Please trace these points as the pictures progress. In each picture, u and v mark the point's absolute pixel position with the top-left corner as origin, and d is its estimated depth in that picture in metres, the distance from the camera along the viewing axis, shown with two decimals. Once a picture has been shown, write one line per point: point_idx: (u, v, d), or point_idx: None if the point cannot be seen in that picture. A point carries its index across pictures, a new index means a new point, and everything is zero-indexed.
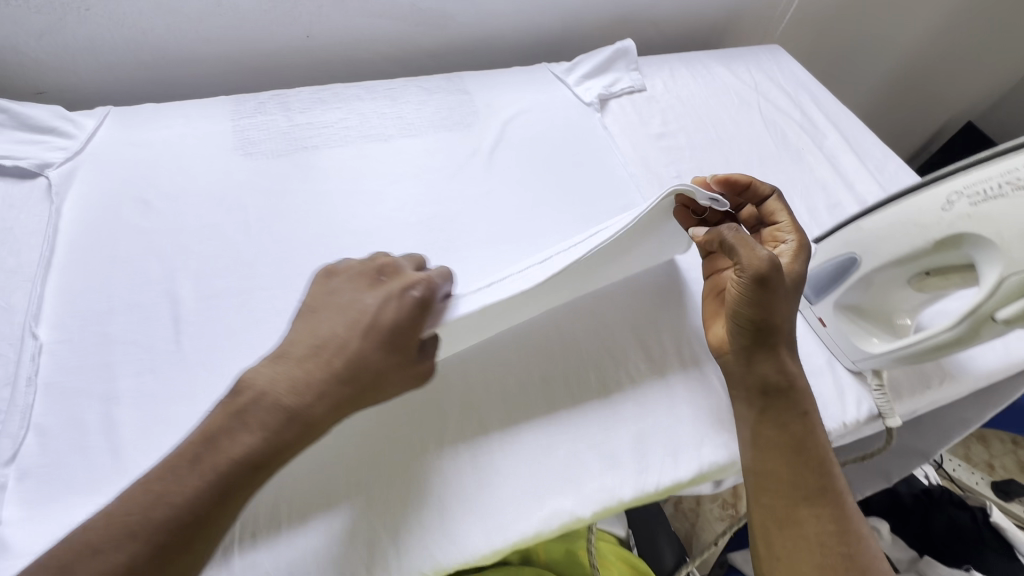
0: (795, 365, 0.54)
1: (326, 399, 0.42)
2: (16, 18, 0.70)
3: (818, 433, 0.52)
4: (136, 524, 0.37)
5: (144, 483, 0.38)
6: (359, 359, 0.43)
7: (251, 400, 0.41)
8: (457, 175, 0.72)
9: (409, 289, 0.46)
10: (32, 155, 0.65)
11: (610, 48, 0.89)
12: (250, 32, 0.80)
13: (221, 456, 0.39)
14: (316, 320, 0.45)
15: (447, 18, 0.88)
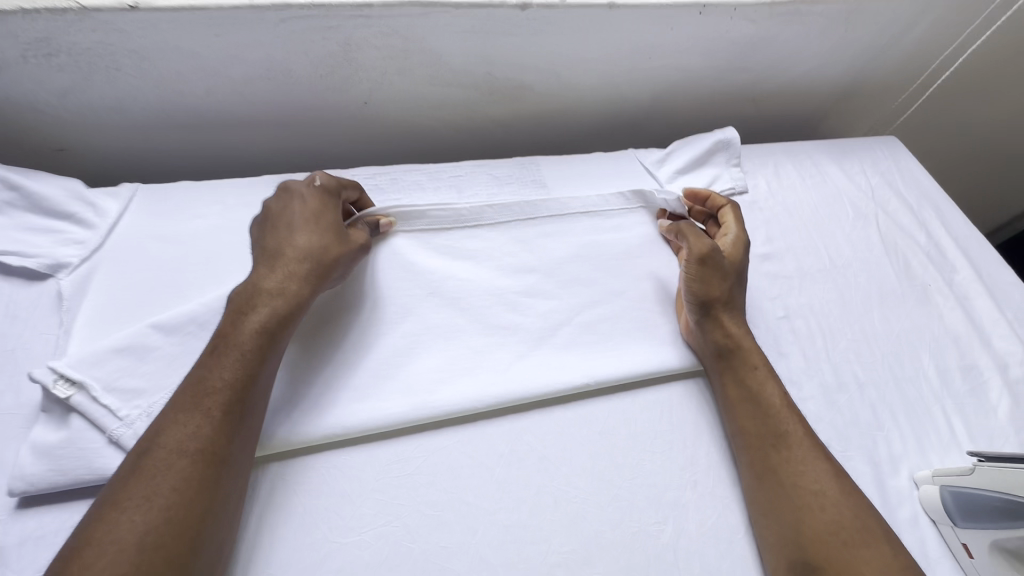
0: (746, 329, 0.60)
1: (300, 275, 0.51)
2: (35, 77, 0.60)
3: (769, 382, 0.56)
4: (188, 404, 0.43)
5: (192, 380, 0.44)
6: (309, 243, 0.53)
7: (245, 294, 0.49)
8: (531, 301, 0.61)
9: (314, 183, 0.56)
10: (41, 251, 0.55)
11: (709, 139, 0.77)
12: (301, 98, 0.69)
13: (242, 333, 0.47)
14: (270, 241, 0.53)
15: (525, 89, 0.76)
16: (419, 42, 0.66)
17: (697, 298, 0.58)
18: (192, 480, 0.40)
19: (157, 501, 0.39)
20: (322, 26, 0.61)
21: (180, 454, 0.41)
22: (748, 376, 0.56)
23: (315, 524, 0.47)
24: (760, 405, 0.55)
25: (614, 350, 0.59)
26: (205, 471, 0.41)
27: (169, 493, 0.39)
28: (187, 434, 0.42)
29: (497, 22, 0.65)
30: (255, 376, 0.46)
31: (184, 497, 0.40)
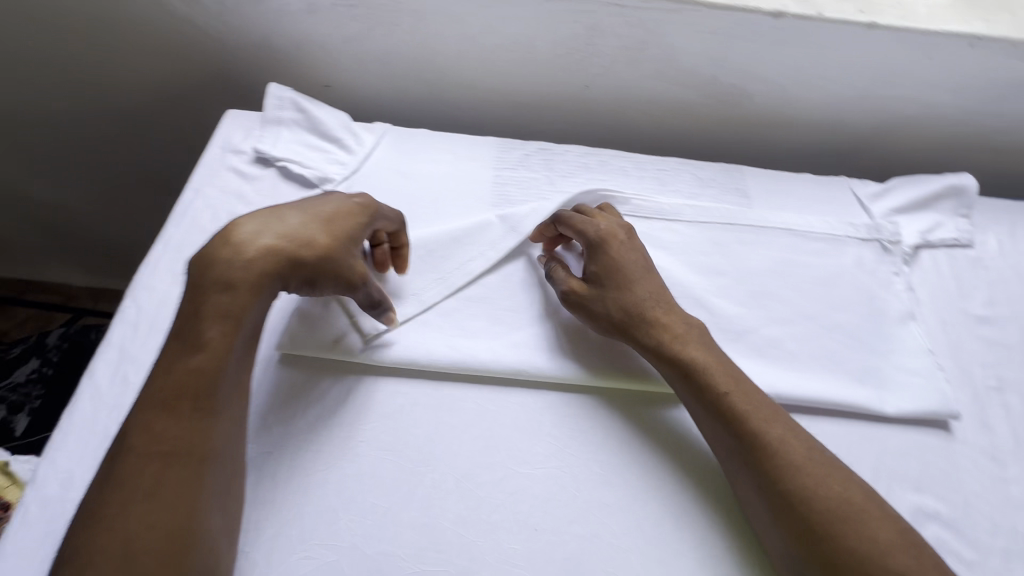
0: (685, 326, 0.56)
1: (266, 254, 0.49)
2: (333, 22, 0.71)
3: (717, 380, 0.52)
4: (156, 403, 0.45)
5: (158, 382, 0.46)
6: (294, 229, 0.51)
7: (220, 274, 0.48)
8: (719, 304, 0.62)
9: (348, 198, 0.57)
10: (315, 166, 0.67)
11: (939, 182, 0.71)
12: (533, 73, 0.74)
13: (204, 320, 0.47)
14: (267, 213, 0.53)
15: (744, 97, 0.75)
16: (658, 37, 0.68)
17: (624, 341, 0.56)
18: (195, 406, 0.45)
19: (167, 422, 0.44)
20: (577, 9, 0.66)
21: (178, 385, 0.45)
22: (690, 372, 0.53)
23: (497, 448, 0.52)
24: (716, 405, 0.51)
25: (799, 372, 0.58)
26: (199, 399, 0.45)
27: (176, 416, 0.44)
28: (162, 434, 0.44)
29: (744, 27, 0.66)
30: (220, 369, 0.46)
31: (188, 420, 0.45)
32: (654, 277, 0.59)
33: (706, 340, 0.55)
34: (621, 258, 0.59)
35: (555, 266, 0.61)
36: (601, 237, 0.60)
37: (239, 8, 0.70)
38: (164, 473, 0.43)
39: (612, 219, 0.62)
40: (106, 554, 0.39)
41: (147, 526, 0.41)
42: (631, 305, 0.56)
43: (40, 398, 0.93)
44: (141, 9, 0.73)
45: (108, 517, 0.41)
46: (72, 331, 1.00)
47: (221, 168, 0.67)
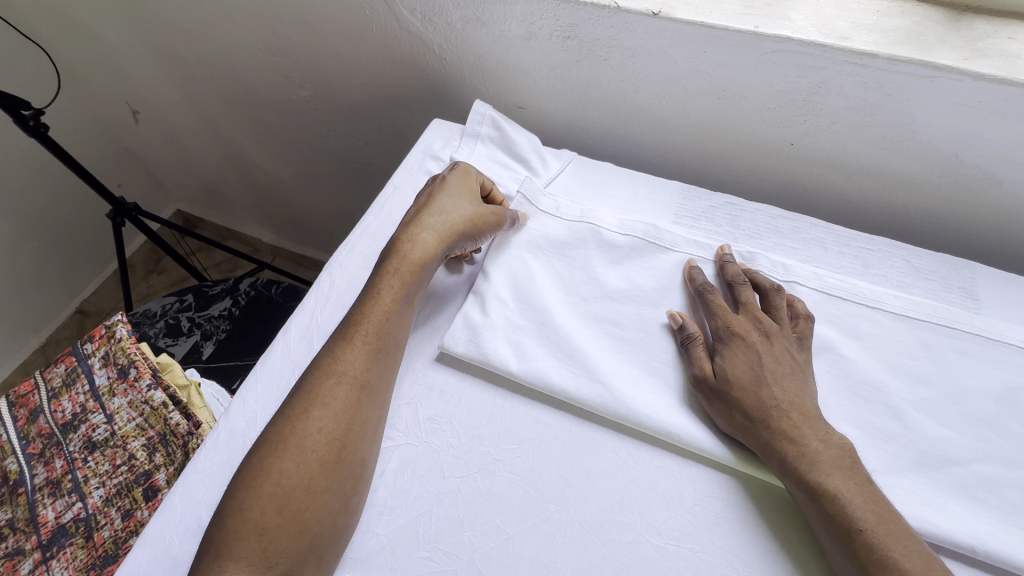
0: (818, 442, 0.48)
1: (427, 231, 0.60)
2: (546, 52, 0.74)
3: (852, 508, 0.45)
4: (339, 336, 0.54)
5: (344, 322, 0.55)
6: (445, 206, 0.61)
7: (394, 247, 0.59)
8: (920, 420, 0.52)
9: (447, 171, 0.65)
10: (502, 182, 0.70)
11: None
12: (735, 123, 0.71)
13: (385, 275, 0.57)
14: (418, 202, 0.63)
15: (992, 185, 0.63)
16: (898, 103, 0.60)
17: (747, 410, 0.50)
18: (368, 341, 0.53)
19: (344, 351, 0.52)
20: (807, 64, 0.61)
21: (355, 324, 0.54)
22: (822, 496, 0.46)
23: (630, 508, 0.49)
24: (846, 535, 0.44)
25: (1021, 530, 0.47)
26: (370, 338, 0.53)
27: (353, 348, 0.53)
28: (339, 362, 0.52)
29: (1017, 104, 0.56)
30: (389, 314, 0.55)
31: (359, 352, 0.52)
32: (796, 386, 0.52)
33: (854, 466, 0.47)
34: (781, 363, 0.53)
35: (692, 337, 0.56)
36: (731, 333, 0.54)
37: (465, 30, 0.76)
38: (336, 392, 0.50)
39: (751, 316, 0.56)
40: (286, 448, 0.48)
41: (319, 433, 0.48)
42: (760, 396, 0.50)
43: (226, 332, 1.09)
44: (384, 22, 0.82)
45: (292, 417, 0.49)
46: (259, 281, 1.16)
47: (420, 171, 0.73)
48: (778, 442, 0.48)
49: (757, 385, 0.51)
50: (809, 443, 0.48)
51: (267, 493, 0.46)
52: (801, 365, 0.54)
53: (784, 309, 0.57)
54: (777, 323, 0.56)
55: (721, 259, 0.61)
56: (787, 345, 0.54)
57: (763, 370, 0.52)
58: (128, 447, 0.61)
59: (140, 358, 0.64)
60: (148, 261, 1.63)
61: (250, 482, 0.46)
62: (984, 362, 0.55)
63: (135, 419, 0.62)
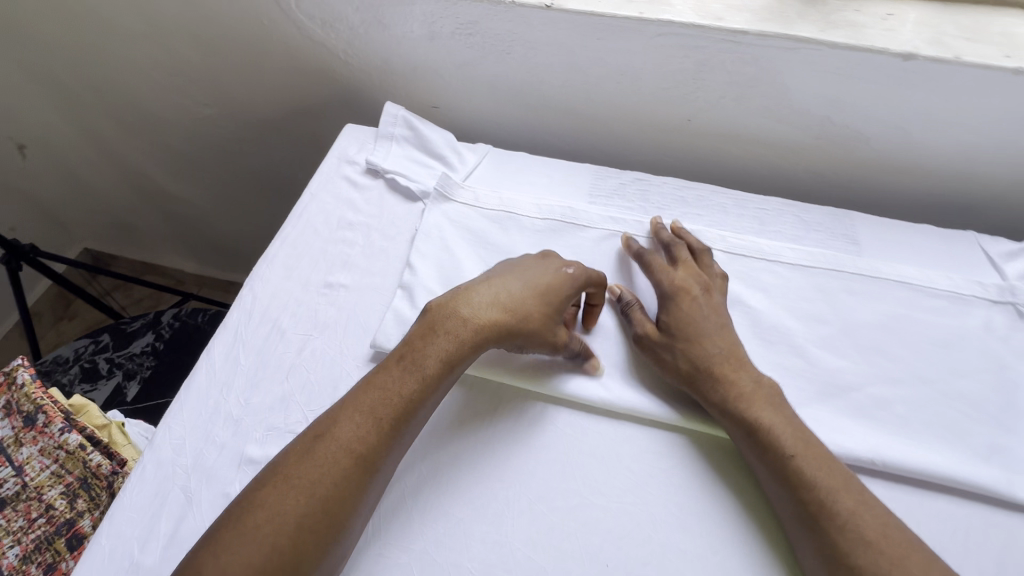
0: (752, 385, 0.52)
1: (490, 324, 0.51)
2: (451, 49, 0.75)
3: (785, 442, 0.49)
4: (370, 409, 0.47)
5: (374, 383, 0.48)
6: (520, 300, 0.53)
7: (447, 315, 0.51)
8: (820, 356, 0.58)
9: (565, 268, 0.56)
10: (420, 179, 0.71)
11: None
12: (636, 105, 0.75)
13: (429, 352, 0.49)
14: (497, 279, 0.54)
15: (861, 141, 0.71)
16: (774, 74, 0.66)
17: (691, 366, 0.53)
18: (395, 425, 0.47)
19: (363, 424, 0.46)
20: (690, 44, 0.66)
21: (388, 398, 0.47)
22: (755, 430, 0.50)
23: (572, 474, 0.51)
24: (780, 465, 0.48)
25: (909, 438, 0.53)
26: (399, 421, 0.47)
27: (378, 428, 0.46)
28: (358, 435, 0.46)
29: (868, 68, 0.63)
30: (423, 402, 0.48)
31: (383, 436, 0.46)
32: (731, 335, 0.56)
33: (782, 403, 0.52)
34: (714, 314, 0.57)
35: (631, 304, 0.59)
36: (675, 288, 0.58)
37: (368, 34, 0.77)
38: (350, 472, 0.44)
39: (690, 271, 0.60)
40: (278, 518, 0.42)
41: (316, 505, 0.43)
42: (698, 341, 0.54)
43: (151, 368, 1.03)
44: (284, 32, 0.81)
45: (292, 479, 0.44)
46: (182, 312, 1.11)
47: (337, 176, 0.72)
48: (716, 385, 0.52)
49: (697, 339, 0.55)
50: (745, 386, 0.52)
51: (248, 563, 0.41)
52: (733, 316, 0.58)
53: (714, 265, 0.61)
54: (711, 275, 0.60)
55: (656, 226, 0.65)
56: (719, 298, 0.59)
57: (701, 323, 0.56)
58: (44, 498, 0.56)
59: (48, 402, 0.59)
60: (56, 308, 1.50)
61: (230, 544, 0.41)
62: (867, 297, 0.61)
63: (48, 467, 0.57)
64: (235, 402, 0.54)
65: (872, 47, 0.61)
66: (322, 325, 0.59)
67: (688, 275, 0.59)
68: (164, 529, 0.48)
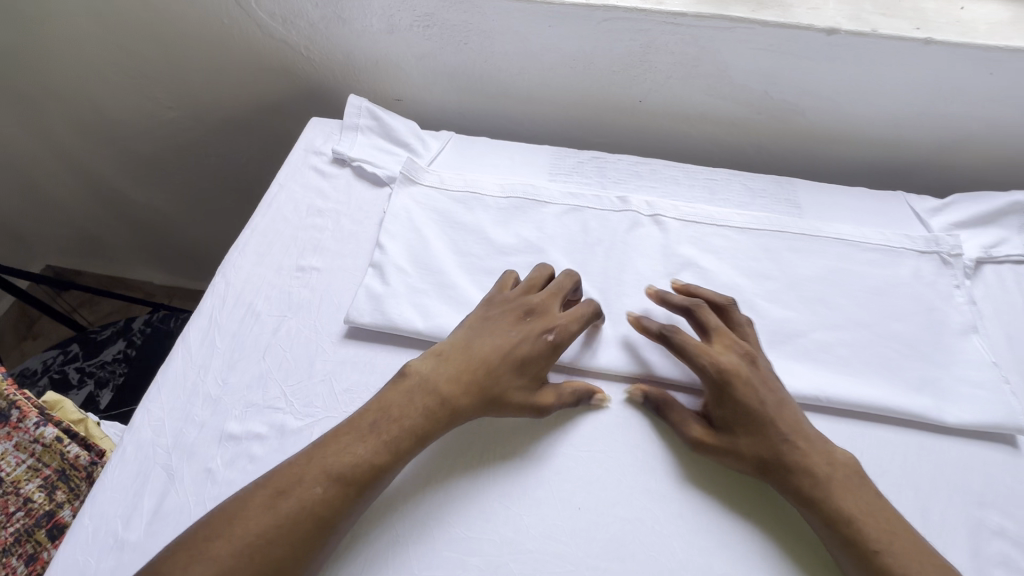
0: (825, 464, 0.49)
1: (459, 399, 0.52)
2: (410, 42, 0.78)
3: (813, 463, 0.49)
4: (342, 465, 0.47)
5: (351, 440, 0.49)
6: (491, 372, 0.53)
7: (416, 384, 0.52)
8: (768, 308, 0.62)
9: (548, 333, 0.55)
10: (387, 166, 0.73)
11: (1002, 199, 0.69)
12: (590, 88, 0.79)
13: (397, 425, 0.50)
14: (473, 344, 0.55)
15: (798, 113, 0.76)
16: (713, 53, 0.71)
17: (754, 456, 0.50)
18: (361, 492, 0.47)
19: (326, 490, 0.46)
20: (635, 28, 0.70)
21: (353, 467, 0.47)
22: (815, 490, 0.48)
23: (541, 429, 0.55)
24: (807, 482, 0.48)
25: (849, 375, 0.58)
26: (364, 488, 0.47)
27: (341, 493, 0.46)
28: (321, 500, 0.46)
29: (797, 44, 0.68)
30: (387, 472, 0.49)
31: (345, 500, 0.46)
32: (794, 415, 0.52)
33: (862, 483, 0.49)
34: (766, 395, 0.52)
35: (670, 403, 0.54)
36: (726, 374, 0.52)
37: (329, 30, 0.79)
38: (306, 532, 0.45)
39: (728, 345, 0.55)
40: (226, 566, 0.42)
41: (264, 561, 0.43)
42: (758, 422, 0.51)
43: (123, 375, 1.02)
44: (246, 31, 0.83)
45: (244, 529, 0.44)
46: (154, 317, 1.10)
47: (304, 167, 0.74)
48: (786, 466, 0.49)
49: (755, 433, 0.51)
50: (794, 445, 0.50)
51: None
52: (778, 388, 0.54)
53: (742, 322, 0.58)
54: (746, 341, 0.56)
55: (657, 296, 0.59)
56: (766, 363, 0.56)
57: (757, 412, 0.51)
58: (22, 491, 0.56)
59: (21, 398, 0.59)
60: (18, 327, 1.46)
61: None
62: (808, 252, 0.67)
63: (24, 461, 0.57)
64: (212, 383, 0.56)
65: (799, 24, 0.66)
66: (296, 307, 0.61)
67: (732, 358, 0.53)
68: (148, 506, 0.49)
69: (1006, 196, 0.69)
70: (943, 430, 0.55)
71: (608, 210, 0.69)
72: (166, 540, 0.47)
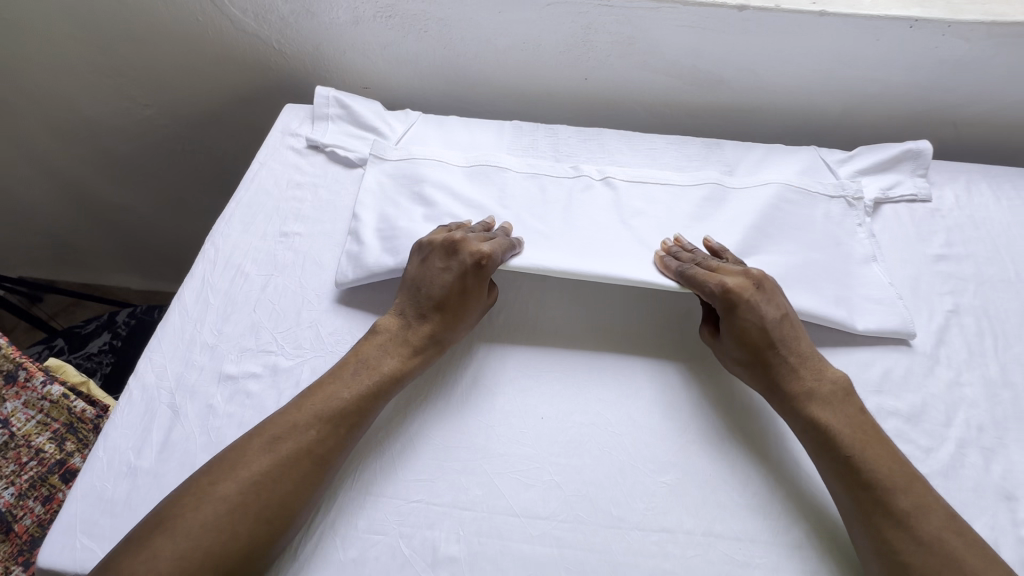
0: (813, 380, 0.57)
1: (420, 341, 0.59)
2: (374, 32, 0.85)
3: (794, 371, 0.57)
4: (328, 408, 0.53)
5: (335, 388, 0.55)
6: (438, 311, 0.60)
7: (385, 337, 0.60)
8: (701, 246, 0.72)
9: (472, 261, 0.61)
10: (358, 149, 0.80)
11: (899, 146, 0.79)
12: (540, 68, 0.88)
13: (375, 371, 0.57)
14: (417, 294, 0.61)
15: (724, 83, 0.87)
16: (645, 32, 0.81)
17: (761, 364, 0.58)
18: (350, 429, 0.53)
19: (318, 429, 0.52)
20: (575, 12, 0.79)
21: (339, 409, 0.53)
22: (791, 392, 0.56)
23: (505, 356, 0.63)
24: (782, 389, 0.57)
25: None
26: (352, 425, 0.54)
27: (333, 432, 0.52)
28: (313, 439, 0.51)
29: (716, 20, 0.78)
30: (370, 409, 0.55)
31: (337, 437, 0.52)
32: (795, 328, 0.60)
33: (847, 398, 0.56)
34: (772, 308, 0.60)
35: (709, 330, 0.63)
36: (737, 296, 0.59)
37: (298, 23, 0.86)
38: (304, 467, 0.50)
39: (733, 273, 0.62)
40: (231, 502, 0.47)
41: (267, 495, 0.48)
42: (755, 341, 0.58)
43: (111, 365, 1.06)
44: (220, 28, 0.89)
45: (245, 470, 0.49)
46: (138, 310, 1.14)
47: (281, 147, 0.81)
48: (779, 381, 0.57)
49: (767, 340, 0.58)
50: (792, 356, 0.58)
51: (196, 538, 0.45)
52: (784, 302, 0.61)
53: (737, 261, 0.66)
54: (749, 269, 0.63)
55: (667, 250, 0.68)
56: (771, 283, 0.62)
57: (766, 324, 0.59)
58: (33, 443, 0.61)
59: (25, 359, 0.63)
60: None
61: (180, 516, 0.46)
62: (737, 202, 0.75)
63: (34, 417, 0.62)
64: (208, 333, 0.62)
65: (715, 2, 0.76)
66: (282, 267, 0.68)
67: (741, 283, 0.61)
68: (156, 438, 0.55)
69: (903, 143, 0.79)
70: (847, 337, 0.65)
71: (561, 177, 0.77)
72: (177, 464, 0.53)
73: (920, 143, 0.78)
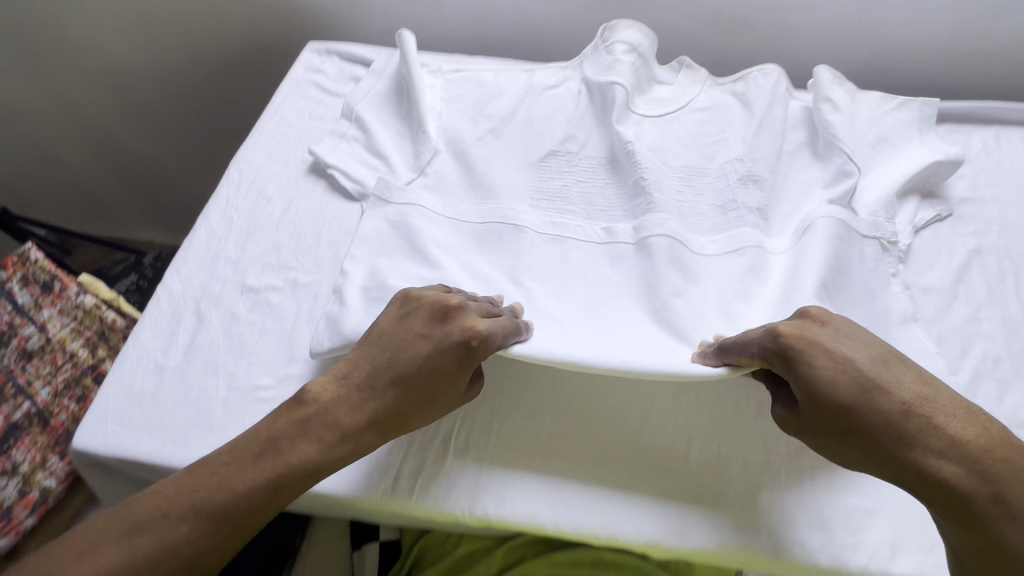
0: (975, 475, 0.38)
1: (356, 421, 0.46)
2: None
3: (923, 467, 0.39)
4: (217, 497, 0.41)
5: (240, 469, 0.43)
6: (387, 388, 0.46)
7: (314, 413, 0.46)
8: None
9: (455, 337, 0.47)
10: (359, 177, 0.69)
11: (935, 160, 0.68)
12: (563, 11, 0.88)
13: (288, 456, 0.43)
14: (371, 363, 0.48)
15: (750, 28, 0.85)
16: None
17: (860, 451, 0.40)
18: (239, 525, 0.41)
19: (195, 525, 0.40)
20: None
21: (226, 509, 0.41)
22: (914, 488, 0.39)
23: None
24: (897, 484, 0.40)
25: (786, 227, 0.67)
26: (242, 525, 0.42)
27: (212, 529, 0.41)
28: (185, 537, 0.40)
29: None
30: (270, 502, 0.43)
31: (214, 536, 0.40)
32: (922, 389, 0.41)
33: None
34: (869, 371, 0.41)
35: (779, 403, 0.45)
36: (798, 346, 0.42)
37: None
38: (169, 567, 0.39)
39: (801, 325, 0.45)
40: None
41: None
42: (841, 402, 0.40)
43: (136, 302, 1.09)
44: None
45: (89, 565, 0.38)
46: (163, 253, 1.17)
47: (305, 81, 0.82)
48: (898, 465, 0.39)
49: (859, 416, 0.40)
50: (913, 446, 0.39)
51: None
52: (888, 365, 0.42)
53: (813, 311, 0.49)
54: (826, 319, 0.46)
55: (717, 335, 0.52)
56: (851, 331, 0.45)
57: (856, 389, 0.41)
58: (68, 348, 0.68)
59: (60, 272, 0.71)
60: None
61: None
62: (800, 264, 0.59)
63: (69, 323, 0.70)
64: (232, 248, 0.64)
65: None
66: (302, 192, 0.69)
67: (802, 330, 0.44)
68: (183, 339, 0.58)
69: (937, 156, 0.68)
70: None
71: (589, 240, 0.63)
72: (200, 363, 0.56)
73: (955, 154, 0.68)
